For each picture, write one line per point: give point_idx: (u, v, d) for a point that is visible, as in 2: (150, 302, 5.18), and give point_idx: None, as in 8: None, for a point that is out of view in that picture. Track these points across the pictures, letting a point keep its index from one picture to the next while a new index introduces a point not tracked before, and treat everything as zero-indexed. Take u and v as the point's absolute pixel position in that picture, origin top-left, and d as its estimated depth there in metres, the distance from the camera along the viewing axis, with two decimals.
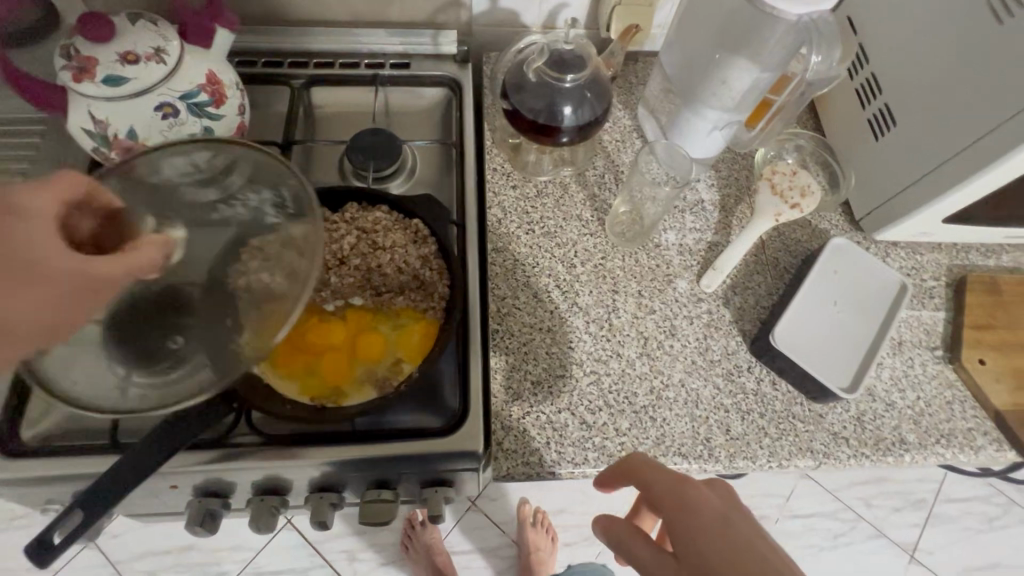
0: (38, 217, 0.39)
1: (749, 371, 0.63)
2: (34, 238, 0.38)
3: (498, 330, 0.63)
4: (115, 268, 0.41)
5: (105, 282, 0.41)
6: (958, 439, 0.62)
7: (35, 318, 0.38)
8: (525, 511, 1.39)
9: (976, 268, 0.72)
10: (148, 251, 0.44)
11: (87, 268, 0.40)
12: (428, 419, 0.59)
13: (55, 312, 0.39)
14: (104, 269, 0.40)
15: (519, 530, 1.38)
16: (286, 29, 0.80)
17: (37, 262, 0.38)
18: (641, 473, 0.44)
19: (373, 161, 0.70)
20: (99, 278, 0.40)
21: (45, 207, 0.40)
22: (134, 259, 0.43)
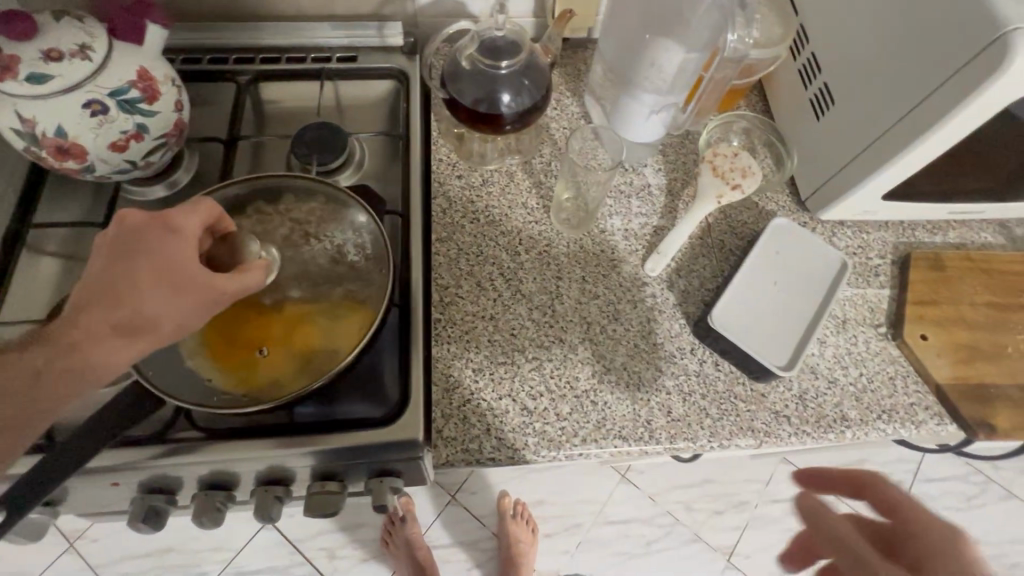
0: (179, 234, 0.46)
1: (691, 353, 0.64)
2: (175, 251, 0.45)
3: (441, 319, 0.64)
4: (232, 283, 0.47)
5: (219, 292, 0.46)
6: (899, 415, 0.62)
7: (170, 319, 0.44)
8: (505, 503, 1.39)
9: (923, 245, 0.73)
10: (263, 269, 0.49)
11: (211, 281, 0.45)
12: (369, 409, 0.60)
13: (187, 316, 0.44)
14: (223, 283, 0.46)
15: (499, 523, 1.39)
16: (230, 25, 0.79)
17: (173, 270, 0.44)
18: (878, 496, 0.38)
19: (317, 154, 0.70)
20: (216, 288, 0.46)
21: (187, 226, 0.47)
22: (254, 275, 0.48)
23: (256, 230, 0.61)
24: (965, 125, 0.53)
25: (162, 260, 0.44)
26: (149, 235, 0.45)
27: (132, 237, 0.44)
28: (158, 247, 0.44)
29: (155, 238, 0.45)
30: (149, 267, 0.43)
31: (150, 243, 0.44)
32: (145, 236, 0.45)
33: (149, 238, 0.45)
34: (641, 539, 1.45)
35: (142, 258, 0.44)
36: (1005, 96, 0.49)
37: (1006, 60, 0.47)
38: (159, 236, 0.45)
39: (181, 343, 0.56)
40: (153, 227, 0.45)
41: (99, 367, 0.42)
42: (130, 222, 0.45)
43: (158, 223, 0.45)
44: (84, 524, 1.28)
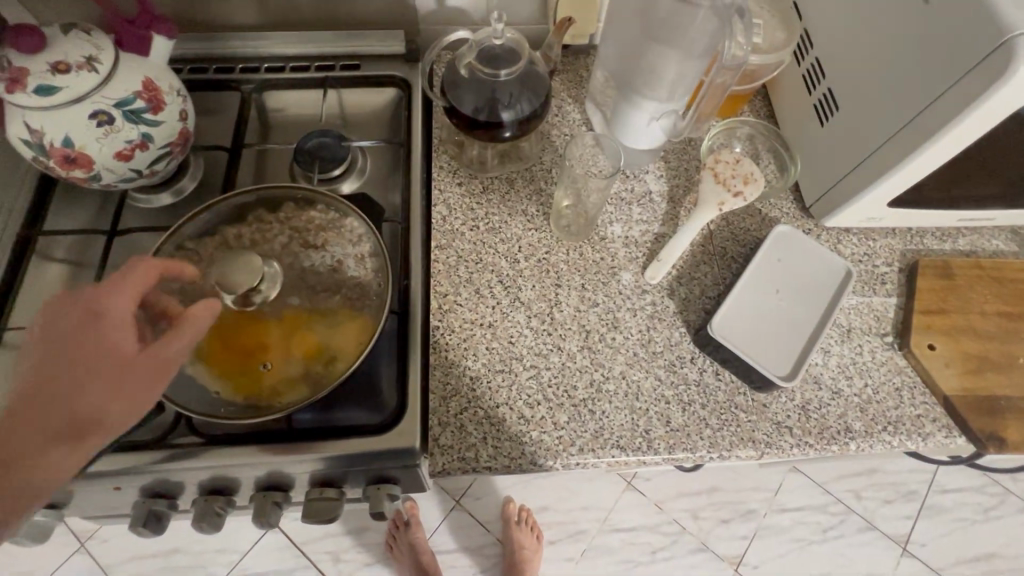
0: (115, 312, 0.45)
1: (691, 363, 0.63)
2: (111, 332, 0.44)
3: (439, 327, 0.64)
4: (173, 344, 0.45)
5: (163, 359, 0.45)
6: (906, 427, 0.61)
7: (120, 401, 0.43)
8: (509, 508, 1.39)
9: (930, 253, 0.71)
10: (206, 314, 0.47)
11: (149, 356, 0.44)
12: (367, 417, 0.60)
13: (138, 393, 0.44)
14: (164, 348, 0.45)
15: (504, 529, 1.38)
16: (237, 36, 0.80)
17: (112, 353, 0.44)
18: None
19: (319, 163, 0.71)
20: (159, 356, 0.45)
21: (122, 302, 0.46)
22: (197, 326, 0.46)
23: (255, 238, 0.61)
24: (971, 131, 0.52)
25: (100, 346, 0.43)
26: (84, 322, 0.44)
27: (64, 334, 0.43)
28: (94, 334, 0.44)
29: (90, 324, 0.44)
30: (87, 361, 0.43)
31: (84, 332, 0.44)
32: (80, 325, 0.44)
33: (85, 325, 0.44)
34: (646, 547, 1.43)
35: (80, 350, 0.43)
36: (1011, 102, 0.48)
37: (1012, 65, 0.46)
38: (91, 325, 0.44)
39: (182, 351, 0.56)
40: (83, 318, 0.44)
41: (54, 469, 0.41)
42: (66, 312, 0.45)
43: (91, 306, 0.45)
44: (95, 524, 1.30)
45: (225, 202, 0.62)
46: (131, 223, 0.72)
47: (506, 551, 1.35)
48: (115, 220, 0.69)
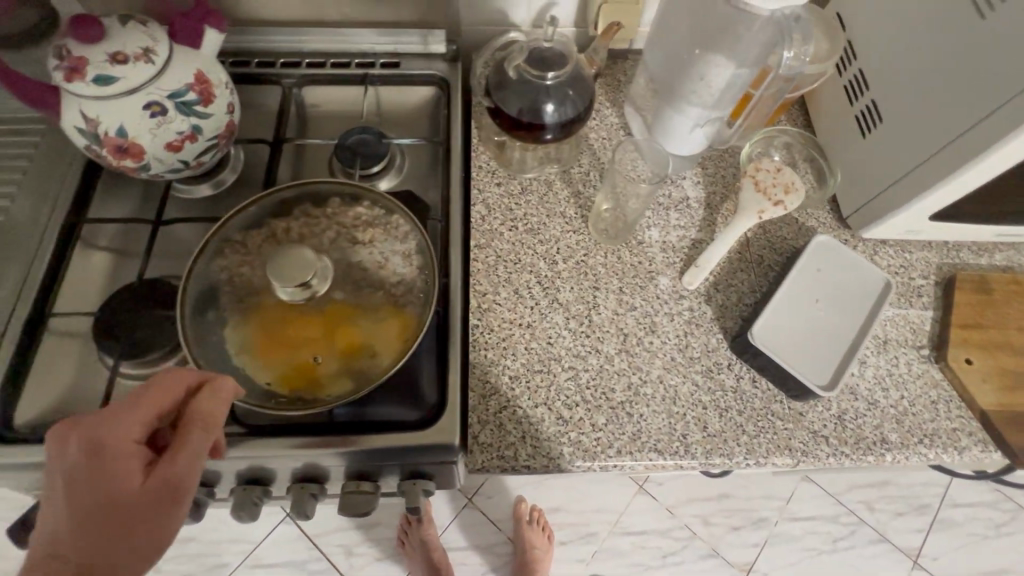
0: (121, 445, 0.44)
1: (728, 369, 0.63)
2: (119, 469, 0.43)
3: (478, 325, 0.64)
4: (181, 463, 0.44)
5: (171, 480, 0.43)
6: (942, 440, 0.61)
7: (136, 542, 0.42)
8: (521, 508, 1.40)
9: (967, 267, 0.71)
10: (208, 411, 0.46)
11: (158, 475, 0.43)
12: (407, 413, 0.60)
13: (148, 528, 0.42)
14: (169, 468, 0.43)
15: (516, 528, 1.38)
16: (279, 31, 0.81)
17: (121, 493, 0.42)
18: None
19: (359, 159, 0.72)
20: (167, 475, 0.43)
21: (129, 434, 0.44)
22: (201, 431, 0.45)
23: (301, 232, 0.61)
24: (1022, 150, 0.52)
25: (108, 487, 0.42)
26: (91, 461, 0.43)
27: (77, 474, 0.43)
28: (104, 474, 0.43)
29: (99, 462, 0.43)
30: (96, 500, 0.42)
31: (93, 473, 0.43)
32: (87, 464, 0.43)
33: (93, 463, 0.43)
34: (657, 551, 1.44)
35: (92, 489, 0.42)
36: None
37: None
38: (97, 460, 0.43)
39: (227, 341, 0.57)
40: (90, 455, 0.43)
41: None
42: (71, 447, 0.43)
43: (96, 441, 0.43)
44: None
45: (272, 196, 0.62)
46: (173, 213, 0.73)
47: (517, 549, 1.36)
48: (160, 210, 0.70)
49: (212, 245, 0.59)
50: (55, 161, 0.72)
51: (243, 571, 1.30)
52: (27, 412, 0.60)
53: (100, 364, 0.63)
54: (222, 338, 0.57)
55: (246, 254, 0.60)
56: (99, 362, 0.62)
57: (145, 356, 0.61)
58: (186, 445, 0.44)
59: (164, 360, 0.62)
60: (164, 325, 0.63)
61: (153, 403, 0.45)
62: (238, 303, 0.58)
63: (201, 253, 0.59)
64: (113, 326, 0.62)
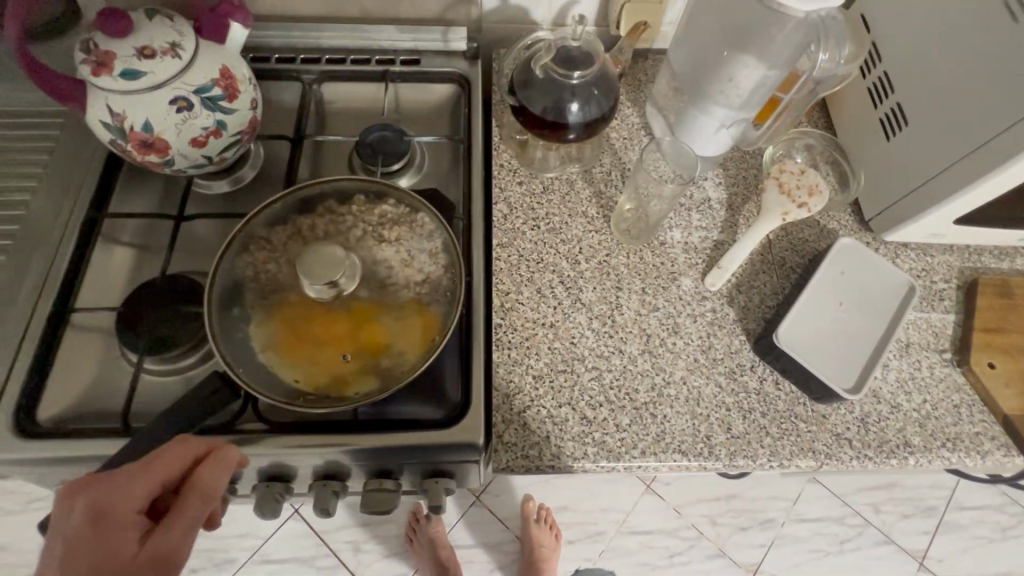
0: (122, 513, 0.43)
1: (751, 370, 0.63)
2: (118, 538, 0.43)
3: (501, 324, 0.64)
4: (178, 535, 0.44)
5: (167, 552, 0.43)
6: (964, 444, 0.61)
7: None
8: (529, 506, 1.39)
9: (989, 271, 0.71)
10: (213, 480, 0.47)
11: (155, 547, 0.43)
12: (430, 411, 0.60)
13: None
14: (168, 540, 0.44)
15: (523, 526, 1.38)
16: (299, 26, 0.81)
17: (114, 565, 0.42)
18: None
19: (381, 156, 0.72)
20: (163, 547, 0.43)
21: (131, 502, 0.44)
22: (204, 502, 0.46)
23: (326, 229, 0.61)
24: None
25: (104, 558, 0.42)
26: (90, 528, 0.43)
27: (72, 542, 0.42)
28: (102, 542, 0.42)
29: (100, 530, 0.43)
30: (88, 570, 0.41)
31: (92, 541, 0.42)
32: (87, 532, 0.43)
33: (91, 532, 0.42)
34: (664, 551, 1.44)
35: (85, 558, 0.42)
36: None
37: None
38: (96, 528, 0.43)
39: (252, 338, 0.57)
40: (90, 522, 0.43)
41: None
42: (73, 511, 0.43)
43: (99, 507, 0.43)
44: None
45: (296, 192, 0.62)
46: (193, 209, 0.73)
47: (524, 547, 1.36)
48: (182, 205, 0.69)
49: (238, 241, 0.59)
50: (76, 156, 0.72)
51: (251, 566, 1.30)
52: (50, 408, 0.60)
53: (122, 359, 0.63)
54: (247, 335, 0.57)
55: (271, 251, 0.60)
56: (122, 358, 0.62)
57: (168, 352, 0.61)
58: (186, 517, 0.45)
59: (187, 356, 0.62)
60: (186, 321, 0.62)
61: (158, 473, 0.45)
62: (263, 299, 0.58)
63: (226, 249, 0.58)
64: (134, 321, 0.62)
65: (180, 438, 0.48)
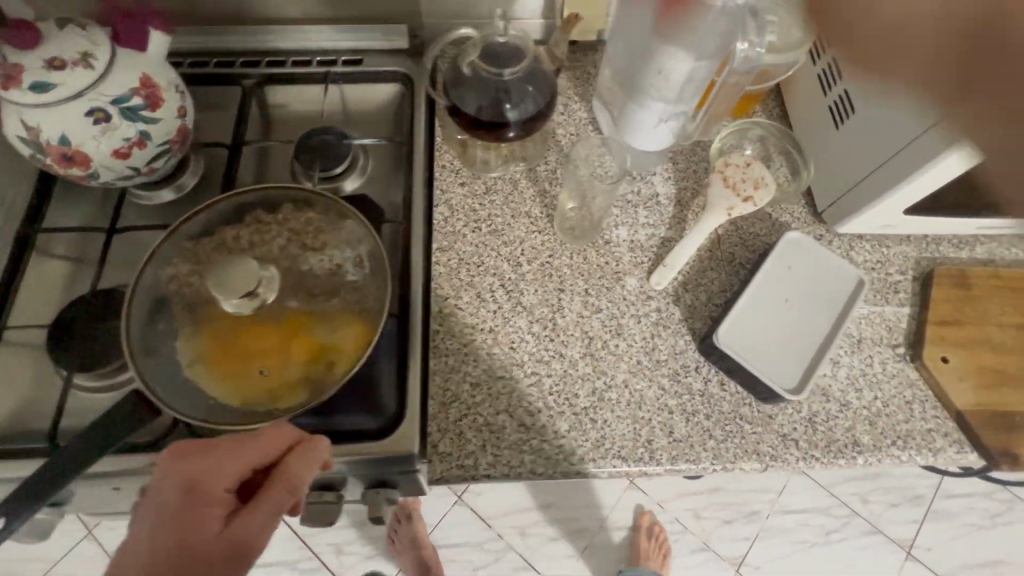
0: (214, 489, 0.44)
1: (696, 372, 0.61)
2: (204, 512, 0.43)
3: (439, 330, 0.63)
4: (257, 524, 0.43)
5: (246, 537, 0.43)
6: (915, 442, 0.59)
7: None
8: (643, 519, 1.44)
9: (947, 261, 0.69)
10: (300, 468, 0.47)
11: (235, 531, 0.43)
12: (364, 422, 0.58)
13: None
14: (251, 524, 0.43)
15: (634, 537, 1.43)
16: (237, 29, 0.79)
17: (199, 540, 0.42)
18: None
19: (319, 160, 0.71)
20: (242, 533, 0.43)
21: (222, 479, 0.45)
22: (289, 488, 0.46)
23: (252, 240, 0.59)
24: None
25: (193, 531, 0.42)
26: (184, 499, 0.43)
27: (168, 511, 0.43)
28: (191, 515, 0.43)
29: (191, 502, 0.43)
30: (173, 542, 0.41)
31: (180, 512, 0.43)
32: (178, 502, 0.43)
33: (185, 503, 0.43)
34: None
35: (175, 528, 0.42)
36: None
37: None
38: (189, 499, 0.43)
39: (178, 353, 0.56)
40: (186, 494, 0.43)
41: None
42: (163, 480, 0.44)
43: (192, 480, 0.44)
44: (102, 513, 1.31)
45: (223, 202, 0.60)
46: (132, 219, 0.72)
47: (628, 549, 1.43)
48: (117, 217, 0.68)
49: (161, 252, 0.58)
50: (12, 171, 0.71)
51: None
52: None
53: (56, 375, 0.62)
54: (173, 350, 0.56)
55: (197, 264, 0.59)
56: (55, 375, 0.61)
57: (99, 369, 0.60)
58: (269, 503, 0.45)
59: (120, 371, 0.61)
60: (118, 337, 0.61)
61: (251, 452, 0.46)
62: (189, 313, 0.57)
63: (149, 265, 0.57)
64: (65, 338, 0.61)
65: (273, 424, 0.48)
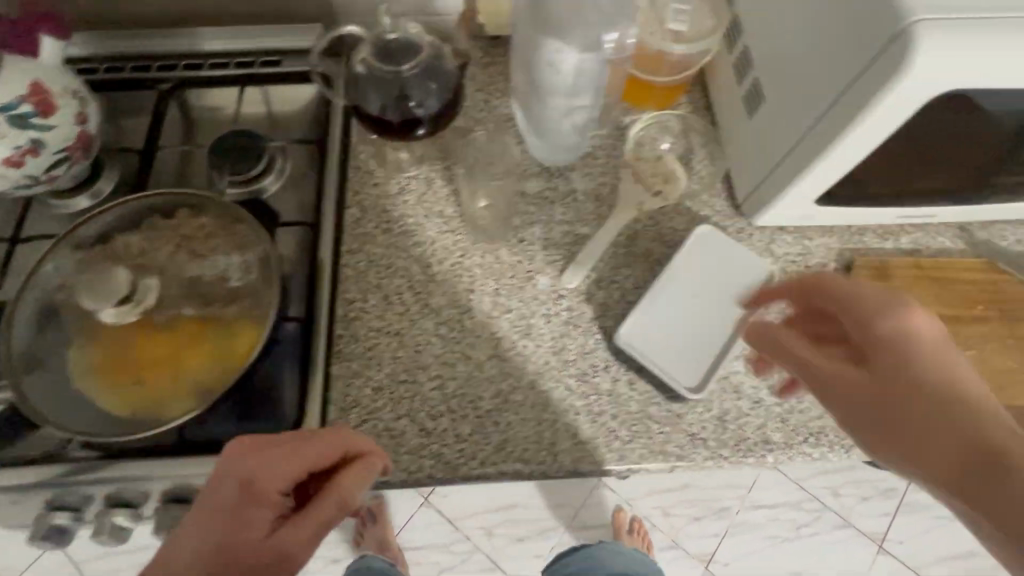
0: (267, 489, 0.45)
1: (605, 371, 0.60)
2: (256, 514, 0.43)
3: (343, 334, 0.62)
4: (303, 538, 0.43)
5: (291, 550, 0.42)
6: (828, 438, 0.58)
7: None
8: (620, 518, 1.39)
9: (871, 252, 0.67)
10: (350, 485, 0.47)
11: (278, 539, 0.43)
12: (262, 429, 0.58)
13: None
14: (298, 536, 0.43)
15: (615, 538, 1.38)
16: (154, 33, 0.78)
17: (246, 541, 0.42)
18: None
19: (229, 163, 0.69)
20: (286, 544, 0.42)
21: (275, 480, 0.45)
22: (338, 503, 0.46)
23: (145, 247, 0.59)
24: (881, 124, 0.48)
25: (240, 532, 0.42)
26: (238, 494, 0.44)
27: (235, 503, 0.43)
28: (243, 512, 0.43)
29: (242, 499, 0.44)
30: (221, 537, 0.42)
31: (229, 506, 0.43)
32: (232, 497, 0.44)
33: (239, 499, 0.44)
34: None
35: (225, 522, 0.42)
36: (924, 89, 0.44)
37: (907, 56, 0.43)
38: (242, 495, 0.44)
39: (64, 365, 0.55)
40: (241, 490, 0.44)
41: None
42: (228, 473, 0.45)
43: (249, 476, 0.45)
44: None
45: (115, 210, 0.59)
46: (43, 228, 0.71)
47: None
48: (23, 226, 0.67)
49: (50, 262, 0.57)
50: None
51: None
52: None
53: None
54: (59, 362, 0.55)
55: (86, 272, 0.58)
56: None
57: None
58: (314, 515, 0.45)
59: None
60: None
61: (304, 458, 0.47)
62: (80, 322, 0.56)
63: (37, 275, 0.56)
64: None
65: (330, 427, 0.49)
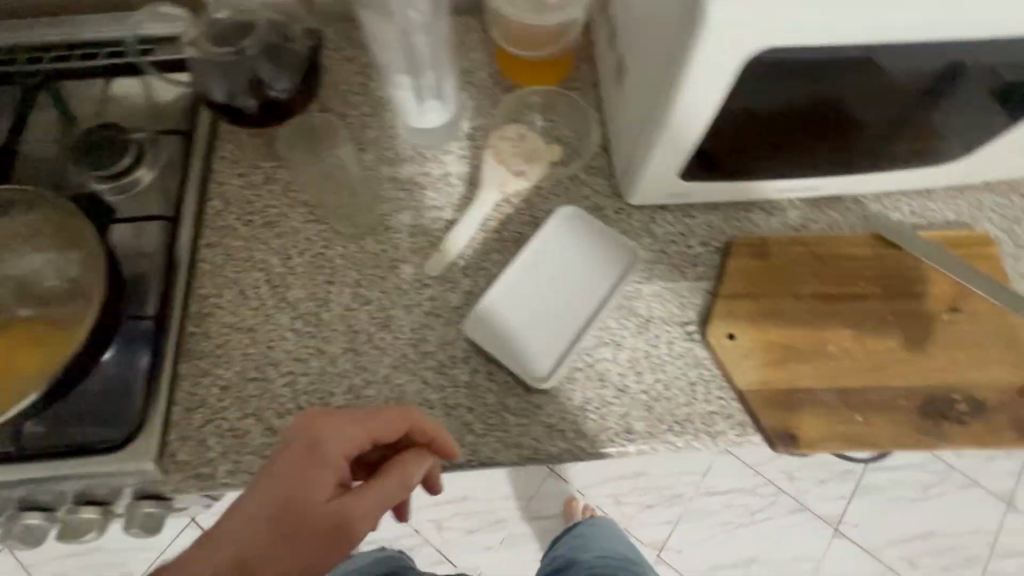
0: (329, 457, 0.44)
1: (463, 362, 0.57)
2: (321, 475, 0.43)
3: (195, 331, 0.59)
4: (363, 507, 0.43)
5: (352, 518, 0.42)
6: (694, 426, 0.55)
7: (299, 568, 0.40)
8: (574, 506, 1.39)
9: (755, 229, 0.64)
10: (410, 466, 0.47)
11: (347, 505, 0.43)
12: (103, 436, 0.54)
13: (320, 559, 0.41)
14: (358, 507, 0.43)
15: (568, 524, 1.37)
16: (18, 25, 0.75)
17: (311, 504, 0.42)
18: None
19: (92, 161, 0.67)
20: (348, 513, 0.42)
21: (339, 448, 0.44)
22: (395, 482, 0.46)
23: None
24: (709, 80, 0.45)
25: (303, 494, 0.42)
26: (304, 458, 0.43)
27: (299, 467, 0.43)
28: (308, 476, 0.42)
29: (309, 463, 0.43)
30: (281, 501, 0.41)
31: (300, 469, 0.43)
32: (300, 460, 0.43)
33: (304, 462, 0.43)
34: None
35: (292, 485, 0.42)
36: (732, 37, 0.42)
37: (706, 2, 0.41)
38: (306, 460, 0.43)
39: None
40: (306, 455, 0.43)
41: None
42: (293, 439, 0.44)
43: (314, 442, 0.44)
44: None
45: None
46: None
47: None
48: None
49: None
50: None
51: None
52: None
53: None
54: None
55: None
56: None
57: None
58: (377, 491, 0.45)
59: None
60: None
61: (365, 431, 0.46)
62: None
63: None
64: None
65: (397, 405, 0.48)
